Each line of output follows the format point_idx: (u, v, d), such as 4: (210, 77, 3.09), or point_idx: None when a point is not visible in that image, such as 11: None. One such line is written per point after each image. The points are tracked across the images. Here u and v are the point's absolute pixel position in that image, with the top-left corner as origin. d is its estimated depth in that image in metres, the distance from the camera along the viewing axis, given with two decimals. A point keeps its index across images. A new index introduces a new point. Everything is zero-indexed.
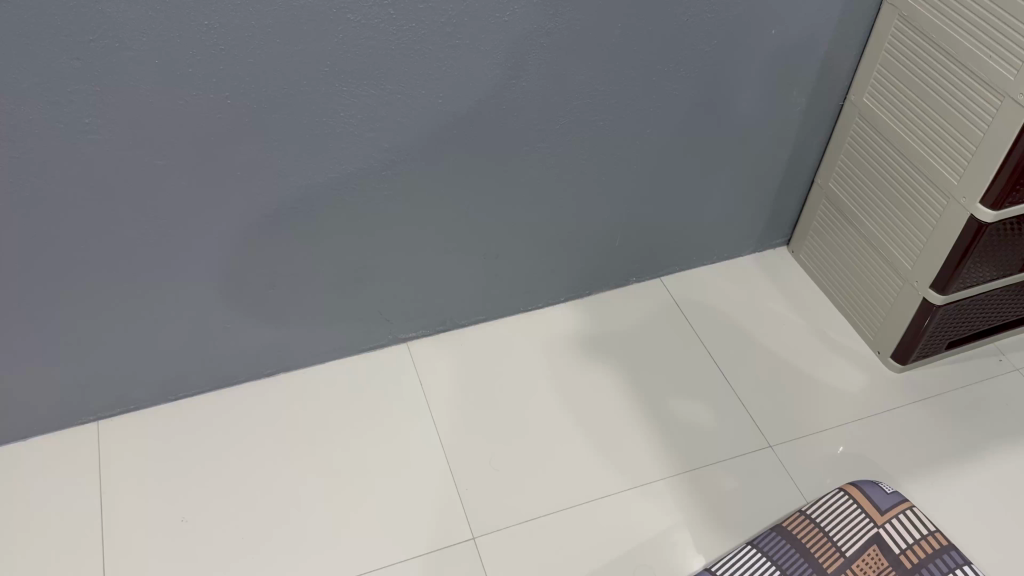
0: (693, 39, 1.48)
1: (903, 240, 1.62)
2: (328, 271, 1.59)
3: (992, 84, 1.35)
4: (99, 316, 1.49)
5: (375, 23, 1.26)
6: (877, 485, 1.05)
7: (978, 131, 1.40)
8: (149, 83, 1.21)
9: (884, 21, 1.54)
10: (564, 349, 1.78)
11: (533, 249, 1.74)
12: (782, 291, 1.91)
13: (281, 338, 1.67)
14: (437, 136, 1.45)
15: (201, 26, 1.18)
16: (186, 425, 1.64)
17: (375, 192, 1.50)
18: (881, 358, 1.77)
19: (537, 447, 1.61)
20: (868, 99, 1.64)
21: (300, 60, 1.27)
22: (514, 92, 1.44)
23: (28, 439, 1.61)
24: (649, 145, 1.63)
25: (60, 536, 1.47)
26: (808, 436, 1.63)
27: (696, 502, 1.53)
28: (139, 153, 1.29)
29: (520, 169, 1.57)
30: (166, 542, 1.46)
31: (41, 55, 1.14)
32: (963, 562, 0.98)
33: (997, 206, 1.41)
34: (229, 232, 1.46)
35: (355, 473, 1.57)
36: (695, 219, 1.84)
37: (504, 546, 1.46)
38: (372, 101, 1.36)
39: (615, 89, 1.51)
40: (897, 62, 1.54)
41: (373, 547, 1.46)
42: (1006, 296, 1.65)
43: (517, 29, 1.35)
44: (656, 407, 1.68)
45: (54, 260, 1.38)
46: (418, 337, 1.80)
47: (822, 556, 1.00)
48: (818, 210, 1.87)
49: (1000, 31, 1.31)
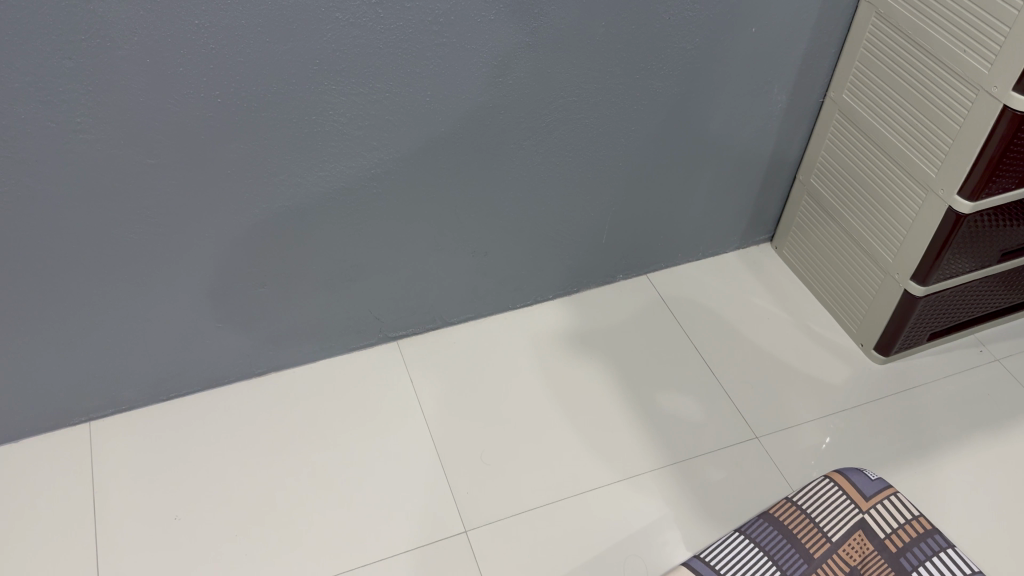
0: (676, 37, 1.51)
1: (884, 233, 1.65)
2: (319, 269, 1.61)
3: (966, 78, 1.38)
4: (91, 315, 1.50)
5: (363, 22, 1.29)
6: (862, 472, 1.06)
7: (954, 123, 1.43)
8: (142, 83, 1.23)
9: (861, 19, 1.58)
10: (553, 345, 1.80)
11: (521, 247, 1.76)
12: (767, 286, 1.94)
13: (272, 336, 1.68)
14: (426, 133, 1.47)
15: (192, 25, 1.20)
16: (178, 424, 1.65)
17: (365, 190, 1.51)
18: (865, 351, 1.80)
19: (528, 439, 1.63)
20: (847, 96, 1.67)
21: (290, 59, 1.29)
22: (501, 90, 1.47)
23: (20, 439, 1.62)
24: (634, 143, 1.66)
25: (53, 534, 1.48)
26: (795, 427, 1.66)
27: (685, 494, 1.55)
28: (131, 152, 1.31)
29: (508, 167, 1.59)
30: (160, 540, 1.47)
31: (34, 54, 1.15)
32: (947, 546, 1.00)
33: (974, 198, 1.45)
34: (222, 231, 1.47)
35: (348, 469, 1.58)
36: (680, 216, 1.87)
37: (495, 540, 1.48)
38: (362, 99, 1.38)
39: (600, 87, 1.53)
40: (875, 59, 1.58)
41: (367, 543, 1.47)
42: (984, 287, 1.69)
43: (503, 27, 1.38)
44: (644, 401, 1.70)
45: (47, 260, 1.39)
46: (408, 335, 1.82)
47: (810, 542, 1.02)
48: (801, 206, 1.90)
49: (973, 26, 1.35)
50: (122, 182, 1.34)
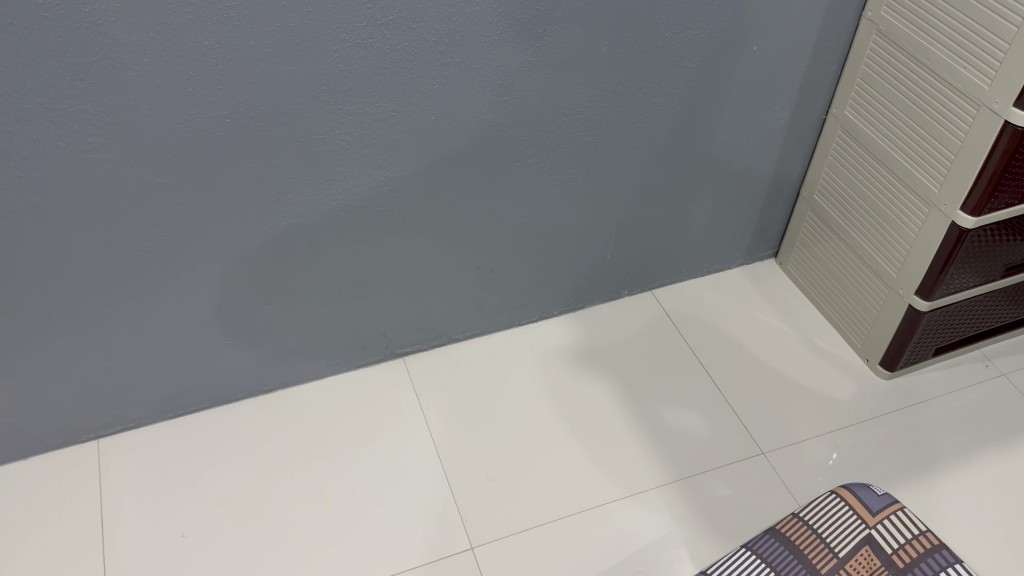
0: (678, 56, 1.52)
1: (888, 248, 1.66)
2: (325, 286, 1.62)
3: (967, 94, 1.39)
4: (100, 333, 1.51)
5: (369, 42, 1.31)
6: (868, 487, 1.05)
7: (955, 139, 1.44)
8: (151, 103, 1.25)
9: (862, 36, 1.60)
10: (559, 361, 1.81)
11: (526, 264, 1.77)
12: (772, 302, 1.95)
13: (279, 353, 1.69)
14: (431, 151, 1.49)
15: (201, 46, 1.22)
16: (186, 441, 1.66)
17: (371, 207, 1.53)
18: (870, 366, 1.80)
19: (534, 453, 1.63)
20: (849, 113, 1.68)
21: (297, 80, 1.31)
22: (505, 108, 1.48)
23: (29, 457, 1.63)
24: (638, 159, 1.67)
25: (61, 551, 1.48)
26: (801, 443, 1.65)
27: (691, 510, 1.54)
28: (140, 171, 1.32)
29: (513, 184, 1.61)
30: (167, 557, 1.47)
31: (46, 75, 1.18)
32: (955, 561, 0.98)
33: (977, 213, 1.45)
34: (230, 249, 1.49)
35: (354, 486, 1.58)
36: (684, 231, 1.88)
37: (502, 556, 1.48)
38: (367, 118, 1.40)
39: (603, 105, 1.55)
40: (876, 75, 1.59)
41: (374, 559, 1.47)
42: (989, 302, 1.69)
43: (507, 47, 1.39)
44: (650, 417, 1.70)
45: (56, 278, 1.41)
46: (414, 352, 1.82)
47: (817, 558, 1.01)
48: (805, 221, 1.90)
49: (973, 42, 1.36)
50: (131, 201, 1.36)
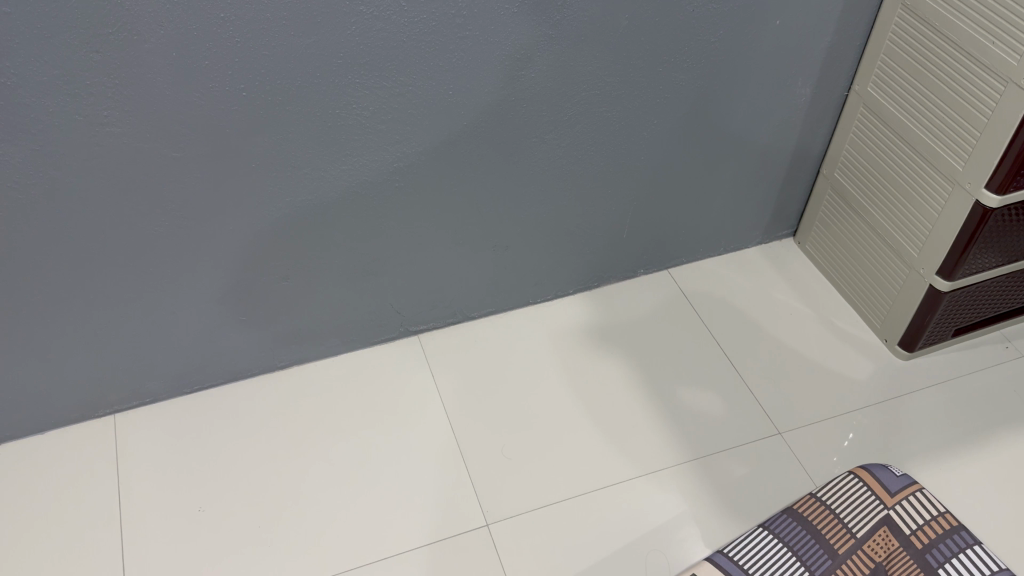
0: (700, 30, 1.50)
1: (909, 227, 1.64)
2: (341, 263, 1.61)
3: (996, 70, 1.37)
4: (116, 307, 1.52)
5: (387, 15, 1.29)
6: (887, 467, 1.04)
7: (982, 116, 1.41)
8: (168, 76, 1.24)
9: (887, 11, 1.57)
10: (574, 339, 1.80)
11: (542, 241, 1.76)
12: (789, 282, 1.93)
13: (294, 330, 1.69)
14: (448, 126, 1.47)
15: (218, 18, 1.21)
16: (203, 416, 1.66)
17: (388, 183, 1.52)
18: (889, 347, 1.78)
19: (547, 432, 1.63)
20: (873, 89, 1.65)
21: (314, 52, 1.29)
22: (523, 83, 1.46)
23: (46, 431, 1.63)
24: (656, 135, 1.65)
25: (78, 524, 1.49)
26: (817, 424, 1.64)
27: (707, 488, 1.54)
28: (156, 144, 1.32)
29: (530, 160, 1.59)
30: (184, 532, 1.48)
31: (62, 47, 1.17)
32: (975, 542, 0.97)
33: (1001, 192, 1.43)
34: (245, 224, 1.48)
35: (368, 462, 1.58)
36: (702, 210, 1.86)
37: (516, 534, 1.48)
38: (384, 93, 1.38)
39: (622, 80, 1.53)
40: (901, 51, 1.56)
41: (387, 535, 1.48)
42: (1011, 283, 1.67)
43: (526, 19, 1.37)
44: (666, 396, 1.69)
45: (72, 252, 1.41)
46: (429, 330, 1.82)
47: (834, 538, 1.00)
48: (825, 200, 1.88)
49: (1003, 17, 1.33)
50: (147, 174, 1.35)
